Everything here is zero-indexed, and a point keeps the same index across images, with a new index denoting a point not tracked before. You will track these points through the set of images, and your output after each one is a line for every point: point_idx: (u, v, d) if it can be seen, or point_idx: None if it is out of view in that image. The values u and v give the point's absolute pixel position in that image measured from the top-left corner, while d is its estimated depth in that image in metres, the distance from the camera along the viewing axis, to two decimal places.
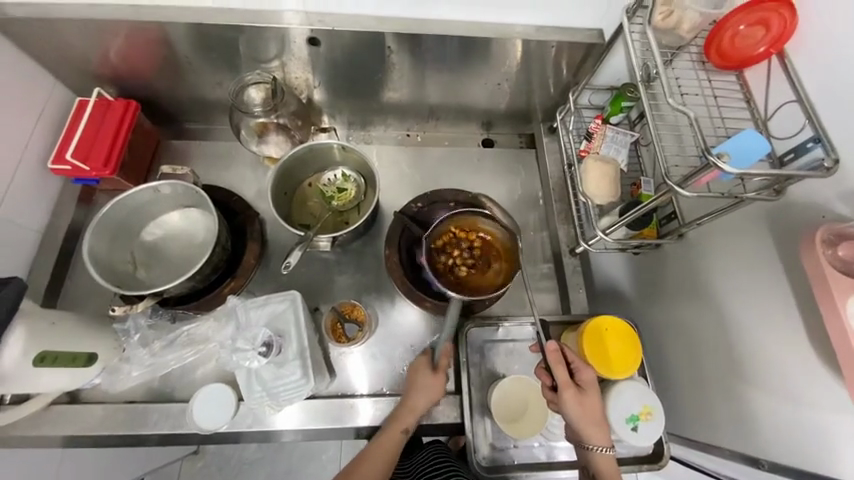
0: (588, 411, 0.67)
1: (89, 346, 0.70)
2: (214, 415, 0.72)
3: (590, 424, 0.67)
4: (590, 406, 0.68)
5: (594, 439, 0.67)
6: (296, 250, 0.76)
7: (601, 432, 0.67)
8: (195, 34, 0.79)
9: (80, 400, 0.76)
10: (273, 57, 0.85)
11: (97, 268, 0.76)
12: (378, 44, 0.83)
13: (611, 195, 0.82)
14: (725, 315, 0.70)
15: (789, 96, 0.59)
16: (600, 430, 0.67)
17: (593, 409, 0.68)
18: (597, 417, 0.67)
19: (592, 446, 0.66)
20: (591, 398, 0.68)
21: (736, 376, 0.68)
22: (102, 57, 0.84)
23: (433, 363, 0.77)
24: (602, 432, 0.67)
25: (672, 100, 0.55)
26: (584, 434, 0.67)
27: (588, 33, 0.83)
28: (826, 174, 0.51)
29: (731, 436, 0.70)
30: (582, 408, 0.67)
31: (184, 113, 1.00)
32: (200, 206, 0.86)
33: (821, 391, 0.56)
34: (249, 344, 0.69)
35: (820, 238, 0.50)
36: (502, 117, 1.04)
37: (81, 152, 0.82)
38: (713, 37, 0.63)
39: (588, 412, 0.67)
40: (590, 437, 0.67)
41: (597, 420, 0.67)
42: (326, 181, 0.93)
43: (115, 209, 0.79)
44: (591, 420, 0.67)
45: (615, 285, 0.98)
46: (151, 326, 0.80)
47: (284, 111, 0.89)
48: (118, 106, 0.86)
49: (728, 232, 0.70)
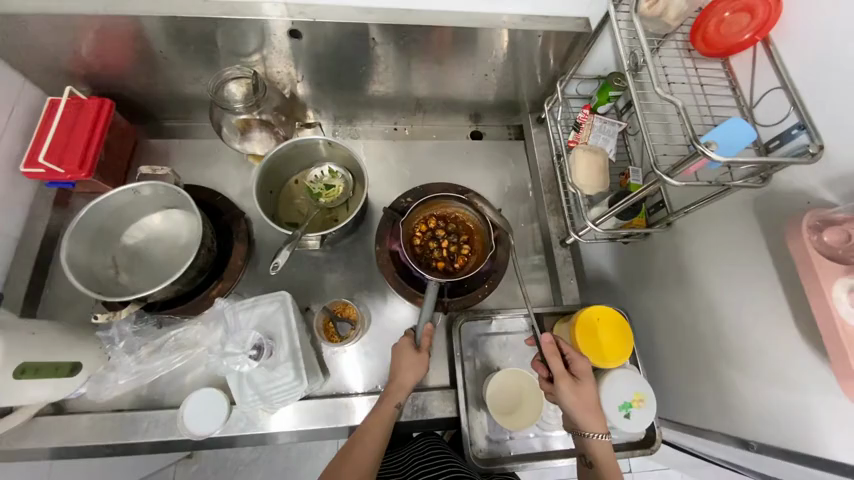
0: (585, 400, 0.67)
1: (73, 355, 0.68)
2: (207, 421, 0.71)
3: (586, 411, 0.67)
4: (587, 393, 0.68)
5: (591, 426, 0.67)
6: (285, 250, 0.74)
7: (598, 420, 0.67)
8: (170, 28, 0.76)
9: (67, 410, 0.74)
10: (254, 51, 0.83)
11: (76, 274, 0.73)
12: (363, 37, 0.80)
13: (600, 186, 0.83)
14: (713, 301, 0.71)
15: (774, 84, 0.59)
16: (596, 417, 0.67)
17: (590, 398, 0.68)
18: (594, 406, 0.68)
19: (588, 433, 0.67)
20: (587, 387, 0.68)
21: (725, 362, 0.69)
22: (73, 53, 0.80)
23: (416, 343, 0.77)
24: (597, 418, 0.67)
25: (660, 89, 0.55)
26: (581, 422, 0.67)
27: (575, 22, 0.82)
28: (813, 159, 0.51)
29: (722, 420, 0.71)
30: (578, 398, 0.67)
31: (162, 111, 0.97)
32: (182, 207, 0.84)
33: (806, 373, 0.57)
34: (239, 348, 0.67)
35: (806, 224, 0.50)
36: (490, 108, 1.04)
37: (54, 154, 0.78)
38: (698, 26, 0.64)
39: (585, 401, 0.67)
40: (587, 425, 0.67)
41: (594, 409, 0.67)
42: (313, 179, 0.91)
43: (93, 213, 0.76)
44: (587, 408, 0.67)
45: (607, 274, 0.99)
46: (136, 333, 0.78)
47: (267, 107, 0.86)
48: (91, 105, 0.82)
49: (715, 221, 0.70)
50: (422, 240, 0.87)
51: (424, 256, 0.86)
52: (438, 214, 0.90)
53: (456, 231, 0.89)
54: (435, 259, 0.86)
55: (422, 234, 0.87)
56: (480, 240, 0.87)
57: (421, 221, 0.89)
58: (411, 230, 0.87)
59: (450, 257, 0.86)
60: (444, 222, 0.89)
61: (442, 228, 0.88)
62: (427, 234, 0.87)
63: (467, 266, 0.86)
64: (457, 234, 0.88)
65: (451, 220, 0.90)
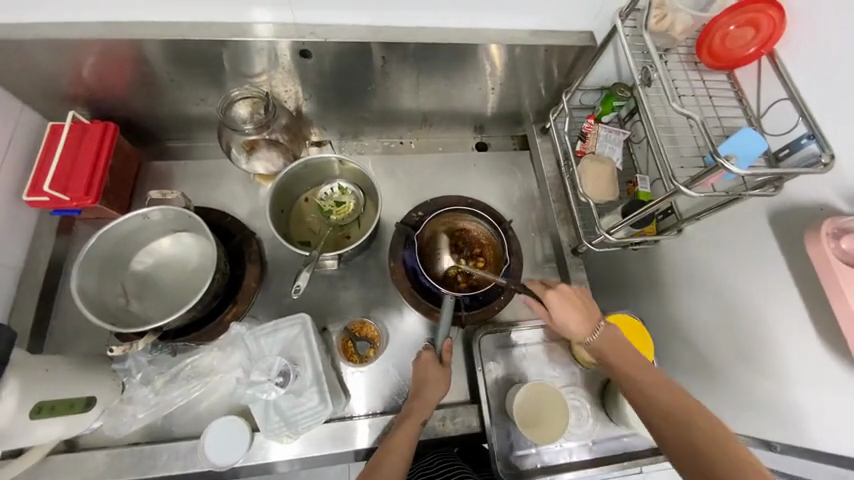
0: (564, 318, 0.72)
1: (88, 390, 0.66)
2: (229, 450, 0.69)
3: (570, 325, 0.72)
4: (564, 312, 0.73)
5: (578, 332, 0.72)
6: (305, 272, 0.74)
7: (581, 325, 0.72)
8: (176, 51, 0.75)
9: (80, 447, 0.72)
10: (260, 71, 0.82)
11: (87, 306, 0.71)
12: (367, 55, 0.81)
13: (608, 195, 0.85)
14: (730, 305, 0.72)
15: (780, 94, 0.62)
16: (580, 323, 0.72)
17: (568, 315, 0.72)
18: (573, 317, 0.72)
19: (590, 340, 0.71)
20: (561, 310, 0.73)
21: (745, 364, 0.70)
22: (75, 78, 0.78)
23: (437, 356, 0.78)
24: (583, 324, 0.72)
25: (675, 103, 0.56)
26: (577, 337, 0.72)
27: (578, 35, 0.84)
28: (824, 170, 0.52)
29: (745, 423, 0.72)
30: (558, 321, 0.73)
31: (165, 132, 0.95)
32: (192, 230, 0.82)
33: (825, 375, 0.59)
34: (265, 375, 0.67)
35: (825, 232, 0.53)
36: (494, 120, 1.04)
37: (60, 182, 0.76)
38: (703, 39, 0.65)
39: (565, 320, 0.72)
40: (576, 335, 0.72)
41: (573, 320, 0.72)
42: (323, 195, 0.90)
43: (103, 240, 0.74)
44: (569, 325, 0.72)
45: (619, 279, 1.00)
46: (151, 361, 0.75)
47: (276, 126, 0.85)
48: (95, 129, 0.81)
49: (729, 226, 0.72)
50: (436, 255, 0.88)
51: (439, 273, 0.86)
52: (450, 227, 0.90)
53: (469, 245, 0.89)
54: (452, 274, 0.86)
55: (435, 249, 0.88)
56: (495, 252, 0.89)
57: (434, 234, 0.89)
58: (425, 245, 0.88)
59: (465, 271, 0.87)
60: (456, 235, 0.90)
61: (455, 242, 0.89)
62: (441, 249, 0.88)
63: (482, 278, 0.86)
64: (470, 247, 0.89)
65: (463, 233, 0.90)
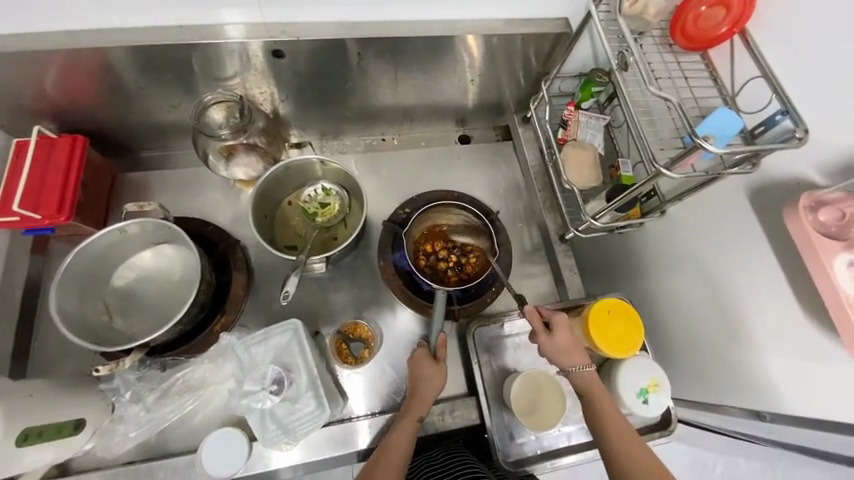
0: (563, 344, 0.72)
1: (76, 413, 0.67)
2: (226, 462, 0.68)
3: (566, 351, 0.72)
4: (564, 337, 0.72)
5: (572, 363, 0.72)
6: (293, 277, 0.73)
7: (577, 356, 0.72)
8: (142, 57, 0.73)
9: (72, 471, 0.70)
10: (232, 74, 0.80)
11: (69, 327, 0.69)
12: (343, 51, 0.79)
13: (593, 180, 0.85)
14: (715, 282, 0.74)
15: (754, 73, 0.63)
16: (575, 354, 0.72)
17: (568, 342, 0.72)
18: (572, 346, 0.72)
19: (575, 371, 0.71)
20: (563, 334, 0.72)
21: (732, 339, 0.72)
22: (37, 91, 0.75)
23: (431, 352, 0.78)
24: (576, 353, 0.72)
25: (652, 86, 0.56)
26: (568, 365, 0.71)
27: (554, 22, 0.84)
28: (799, 144, 0.53)
29: (737, 395, 0.73)
30: (557, 343, 0.72)
31: (138, 142, 0.92)
32: (173, 241, 0.80)
33: (809, 345, 0.61)
34: (259, 385, 0.67)
35: (802, 205, 0.54)
36: (475, 112, 1.03)
37: (30, 201, 0.73)
38: (677, 20, 0.66)
39: (564, 346, 0.72)
40: (569, 364, 0.71)
41: (572, 348, 0.72)
42: (307, 197, 0.88)
43: (80, 258, 0.71)
44: (566, 351, 0.72)
45: (607, 263, 1.01)
46: (139, 378, 0.73)
47: (254, 130, 0.83)
48: (63, 143, 0.77)
49: (711, 205, 0.73)
50: (424, 256, 0.87)
51: (430, 273, 0.86)
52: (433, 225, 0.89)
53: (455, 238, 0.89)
54: (444, 273, 0.86)
55: (423, 248, 0.88)
56: (480, 240, 0.88)
57: (421, 232, 0.89)
58: (414, 244, 0.87)
59: (456, 267, 0.87)
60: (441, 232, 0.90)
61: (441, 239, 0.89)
62: (427, 249, 0.88)
63: (473, 272, 0.87)
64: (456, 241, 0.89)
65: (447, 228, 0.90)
